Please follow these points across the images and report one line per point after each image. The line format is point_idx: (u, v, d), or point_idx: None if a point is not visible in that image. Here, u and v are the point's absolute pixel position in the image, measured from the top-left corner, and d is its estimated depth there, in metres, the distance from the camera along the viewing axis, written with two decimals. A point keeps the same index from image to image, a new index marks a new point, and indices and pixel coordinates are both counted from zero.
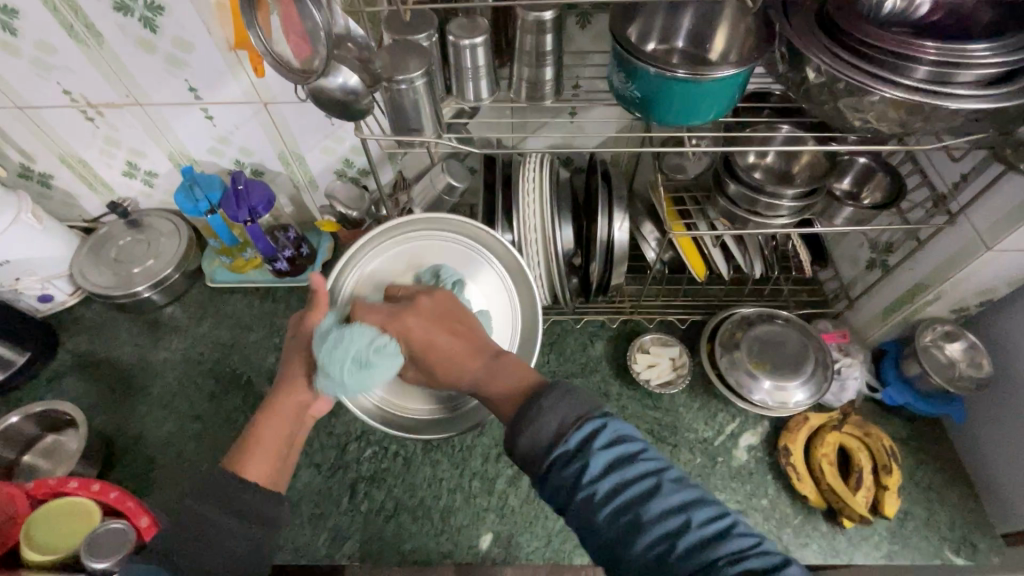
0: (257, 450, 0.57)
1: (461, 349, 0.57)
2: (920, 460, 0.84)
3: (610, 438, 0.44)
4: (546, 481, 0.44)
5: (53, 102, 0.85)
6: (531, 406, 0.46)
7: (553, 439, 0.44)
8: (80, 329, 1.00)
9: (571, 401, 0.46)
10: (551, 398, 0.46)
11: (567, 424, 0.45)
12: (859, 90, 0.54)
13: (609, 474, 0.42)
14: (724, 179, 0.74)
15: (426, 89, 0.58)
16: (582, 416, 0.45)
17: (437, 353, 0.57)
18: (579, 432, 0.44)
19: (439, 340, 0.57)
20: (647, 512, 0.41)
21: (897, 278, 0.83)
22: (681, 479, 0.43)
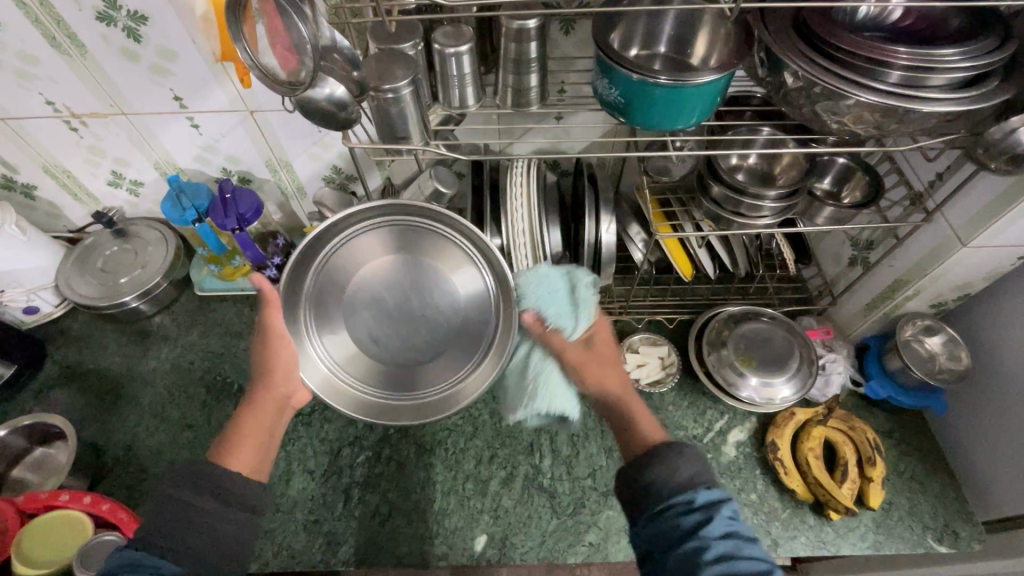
0: (237, 442, 0.61)
1: (611, 356, 0.66)
2: (903, 452, 0.87)
3: (733, 513, 0.50)
4: (657, 521, 0.51)
5: (35, 113, 0.85)
6: (667, 449, 0.54)
7: (679, 484, 0.52)
8: (67, 341, 1.00)
9: (699, 465, 0.53)
10: (680, 452, 0.54)
11: (694, 480, 0.52)
12: (835, 94, 0.55)
13: (723, 539, 0.48)
14: (707, 181, 0.76)
15: (413, 97, 0.58)
16: (709, 481, 0.52)
17: (593, 353, 0.65)
18: (707, 495, 0.51)
19: (606, 346, 0.66)
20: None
21: (877, 274, 0.85)
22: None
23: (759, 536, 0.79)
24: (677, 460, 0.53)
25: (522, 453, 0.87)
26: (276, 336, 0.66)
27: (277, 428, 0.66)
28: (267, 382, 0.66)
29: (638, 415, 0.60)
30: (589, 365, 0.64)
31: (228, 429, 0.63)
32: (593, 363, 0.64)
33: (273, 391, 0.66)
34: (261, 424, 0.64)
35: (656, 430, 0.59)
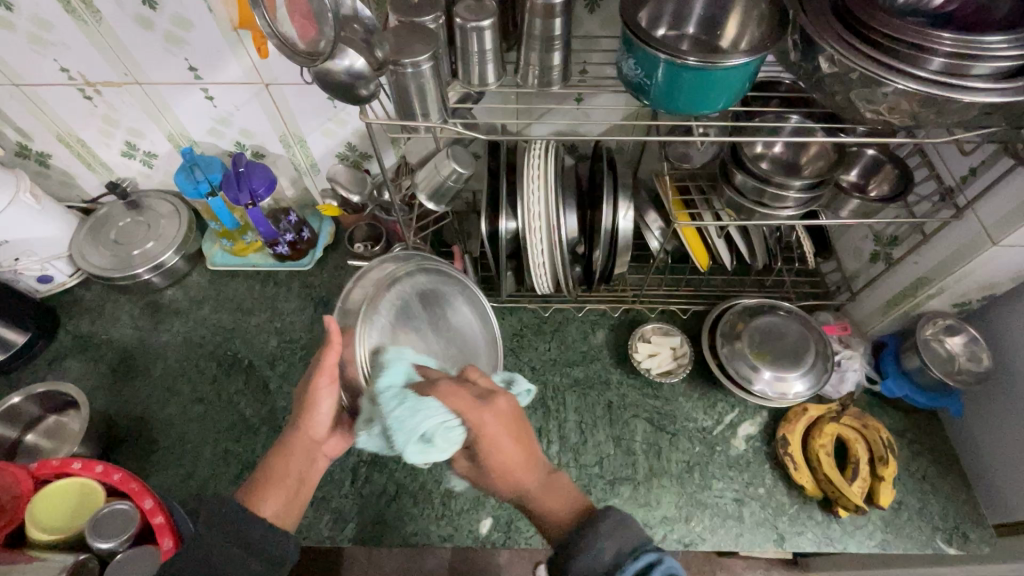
0: (268, 485, 0.61)
1: (515, 455, 0.52)
2: (916, 452, 0.85)
3: (665, 572, 0.46)
4: None
5: (50, 80, 0.84)
6: (589, 528, 0.50)
7: (608, 567, 0.48)
8: (81, 311, 1.00)
9: (626, 531, 0.49)
10: (603, 530, 0.50)
11: (623, 554, 0.48)
12: (873, 81, 0.53)
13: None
14: (731, 169, 0.74)
15: (433, 74, 0.57)
16: (636, 546, 0.48)
17: (488, 469, 0.52)
18: (635, 564, 0.47)
19: (508, 453, 0.52)
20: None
21: (899, 271, 0.83)
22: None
23: (766, 530, 0.79)
24: (600, 537, 0.49)
25: None
26: (325, 377, 0.62)
27: (312, 472, 0.65)
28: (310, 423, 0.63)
29: (552, 505, 0.54)
30: (492, 478, 0.53)
31: (261, 470, 0.62)
32: (496, 473, 0.53)
33: (310, 434, 0.64)
34: (291, 471, 0.62)
35: (580, 504, 0.54)
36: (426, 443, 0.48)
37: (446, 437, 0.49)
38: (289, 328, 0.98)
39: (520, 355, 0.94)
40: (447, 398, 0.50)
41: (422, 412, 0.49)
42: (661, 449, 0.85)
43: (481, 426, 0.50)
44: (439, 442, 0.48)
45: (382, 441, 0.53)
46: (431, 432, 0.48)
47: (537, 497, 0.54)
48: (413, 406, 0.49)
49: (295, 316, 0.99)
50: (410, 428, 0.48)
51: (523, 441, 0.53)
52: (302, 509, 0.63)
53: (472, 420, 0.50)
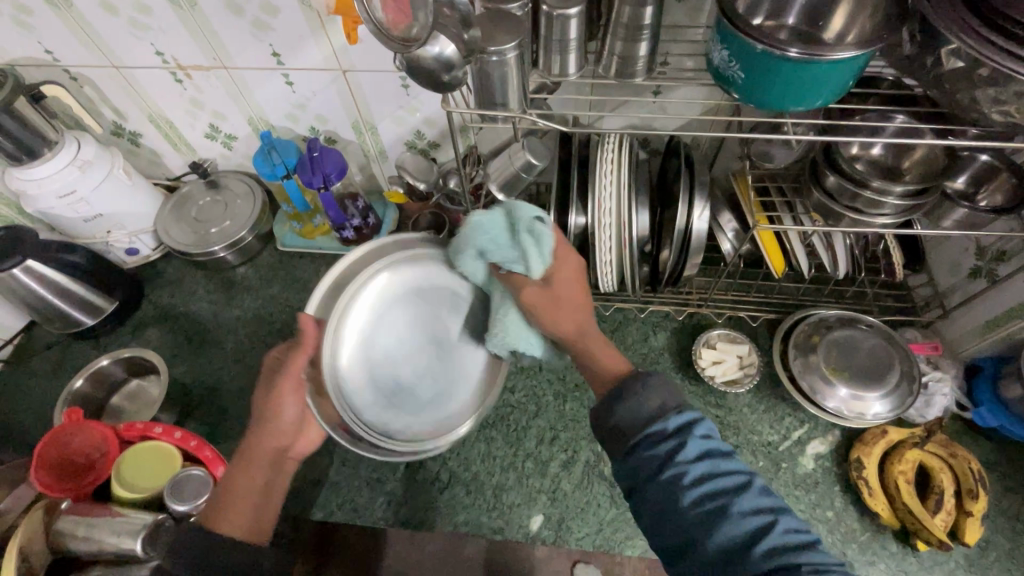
0: (229, 507, 0.58)
1: (579, 297, 0.64)
2: (1009, 488, 0.78)
3: (705, 431, 0.50)
4: (634, 455, 0.50)
5: (146, 63, 0.88)
6: (634, 382, 0.53)
7: (648, 417, 0.51)
8: (162, 283, 1.06)
9: (668, 389, 0.52)
10: (650, 384, 0.53)
11: (667, 405, 0.52)
12: (1005, 77, 0.48)
13: (700, 461, 0.48)
14: (822, 170, 0.69)
15: (517, 62, 0.56)
16: (679, 405, 0.52)
17: (564, 296, 0.63)
18: (680, 418, 0.51)
19: (574, 291, 0.64)
20: (733, 506, 0.45)
21: (1009, 289, 0.76)
22: (767, 489, 0.47)
23: (833, 555, 0.74)
24: (648, 390, 0.52)
25: (585, 438, 0.85)
26: (291, 382, 0.63)
27: (278, 485, 0.63)
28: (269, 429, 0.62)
29: (602, 357, 0.60)
30: (561, 309, 0.62)
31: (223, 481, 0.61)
32: (563, 307, 0.62)
33: (276, 440, 0.63)
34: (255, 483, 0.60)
35: (625, 364, 0.59)
36: (526, 233, 0.63)
37: (535, 237, 0.63)
38: None
39: None
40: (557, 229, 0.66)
41: (528, 211, 0.65)
42: None
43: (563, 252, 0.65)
44: (541, 238, 0.63)
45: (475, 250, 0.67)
46: (528, 225, 0.64)
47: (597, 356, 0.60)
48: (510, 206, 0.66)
49: None
50: (514, 215, 0.65)
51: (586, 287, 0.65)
52: (273, 520, 0.61)
53: (560, 252, 0.65)
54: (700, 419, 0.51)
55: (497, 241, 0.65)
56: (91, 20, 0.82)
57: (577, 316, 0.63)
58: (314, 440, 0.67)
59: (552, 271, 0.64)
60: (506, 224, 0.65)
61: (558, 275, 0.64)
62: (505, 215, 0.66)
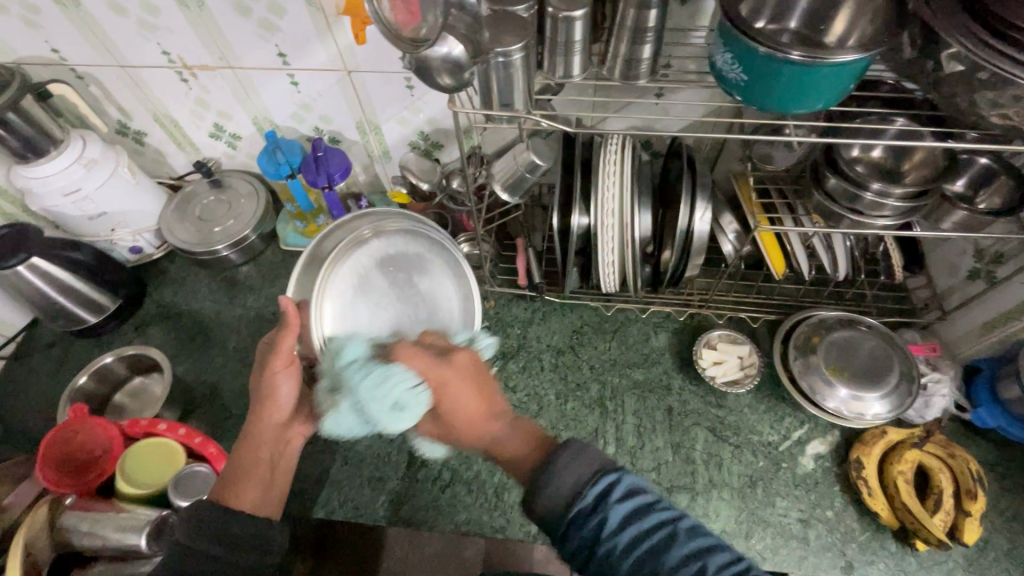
0: (240, 481, 0.61)
1: (476, 405, 0.57)
2: (1007, 489, 0.78)
3: (625, 490, 0.47)
4: (567, 540, 0.46)
5: (152, 62, 0.89)
6: (548, 462, 0.49)
7: (569, 495, 0.47)
8: (165, 281, 1.06)
9: (580, 460, 0.48)
10: (562, 461, 0.48)
11: (581, 480, 0.47)
12: (1004, 81, 0.48)
13: (626, 527, 0.45)
14: (823, 172, 0.70)
15: (523, 63, 0.57)
16: (593, 472, 0.47)
17: (459, 419, 0.58)
18: (597, 485, 0.46)
19: (469, 402, 0.57)
20: (666, 559, 0.43)
21: (1003, 292, 0.77)
22: (695, 529, 0.45)
23: (832, 555, 0.75)
24: (560, 468, 0.48)
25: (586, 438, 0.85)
26: (280, 360, 0.62)
27: (284, 460, 0.65)
28: (270, 407, 0.64)
29: (514, 449, 0.54)
30: (460, 426, 0.58)
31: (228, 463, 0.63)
32: (463, 421, 0.57)
33: (277, 417, 0.65)
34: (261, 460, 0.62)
35: (537, 441, 0.54)
36: (396, 409, 0.56)
37: (415, 401, 0.56)
38: None
39: (579, 352, 0.93)
40: (406, 361, 0.58)
41: (391, 375, 0.56)
42: (723, 460, 0.82)
43: (410, 355, 0.58)
44: (409, 404, 0.55)
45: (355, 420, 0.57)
46: (402, 399, 0.56)
47: (501, 442, 0.55)
48: (380, 372, 0.57)
49: None
50: (380, 397, 0.55)
51: (485, 378, 0.60)
52: (280, 498, 0.63)
53: (437, 372, 0.58)
54: (619, 474, 0.47)
55: (393, 409, 0.56)
56: (99, 20, 0.83)
57: (479, 417, 0.57)
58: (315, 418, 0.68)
59: (439, 401, 0.58)
60: (360, 399, 0.56)
61: (450, 399, 0.57)
62: (353, 360, 0.60)
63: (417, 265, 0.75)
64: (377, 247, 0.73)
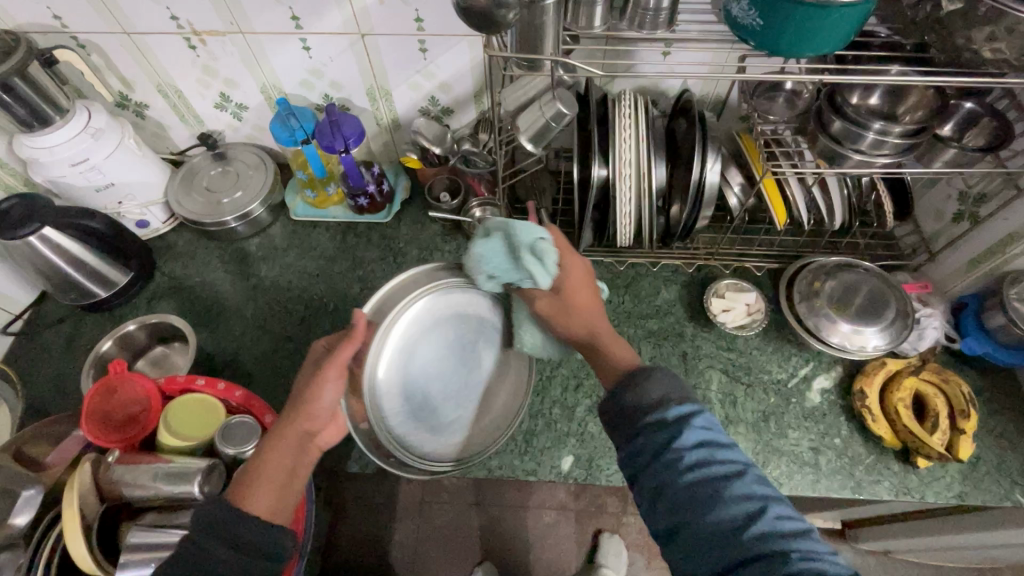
0: (259, 483, 0.57)
1: (587, 297, 0.68)
2: (994, 410, 0.86)
3: (705, 423, 0.54)
4: (637, 441, 0.54)
5: (160, 28, 0.88)
6: (641, 375, 0.57)
7: (651, 406, 0.55)
8: (174, 256, 1.05)
9: (673, 385, 0.56)
10: (655, 377, 0.57)
11: (668, 398, 0.55)
12: (998, 13, 0.54)
13: (698, 449, 0.52)
14: (827, 116, 0.74)
15: (555, 8, 0.60)
16: (681, 398, 0.55)
17: (570, 303, 0.67)
18: (682, 407, 0.54)
19: (585, 291, 0.68)
20: (728, 491, 0.49)
21: (985, 230, 0.84)
22: (760, 478, 0.51)
23: (843, 478, 0.80)
24: (653, 385, 0.56)
25: None
26: (333, 369, 0.61)
27: (303, 469, 0.61)
28: (300, 409, 0.61)
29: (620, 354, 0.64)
30: (571, 314, 0.67)
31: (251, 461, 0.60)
32: (575, 305, 0.67)
33: (308, 421, 0.61)
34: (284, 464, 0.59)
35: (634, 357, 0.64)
36: (535, 257, 0.65)
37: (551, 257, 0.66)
38: (371, 276, 1.02)
39: None
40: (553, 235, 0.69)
41: (538, 230, 0.67)
42: (737, 398, 0.87)
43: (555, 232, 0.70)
44: (546, 259, 0.65)
45: (500, 251, 0.68)
46: (540, 248, 0.66)
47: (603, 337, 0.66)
48: (529, 224, 0.67)
49: (376, 264, 1.03)
50: (533, 235, 0.67)
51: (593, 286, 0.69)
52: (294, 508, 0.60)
53: (567, 258, 0.68)
54: (704, 406, 0.55)
55: (534, 255, 0.66)
56: None
57: (591, 314, 0.67)
58: (337, 433, 0.64)
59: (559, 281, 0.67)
60: (514, 238, 0.67)
61: (570, 274, 0.67)
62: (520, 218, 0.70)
63: (443, 324, 0.70)
64: (407, 329, 0.67)
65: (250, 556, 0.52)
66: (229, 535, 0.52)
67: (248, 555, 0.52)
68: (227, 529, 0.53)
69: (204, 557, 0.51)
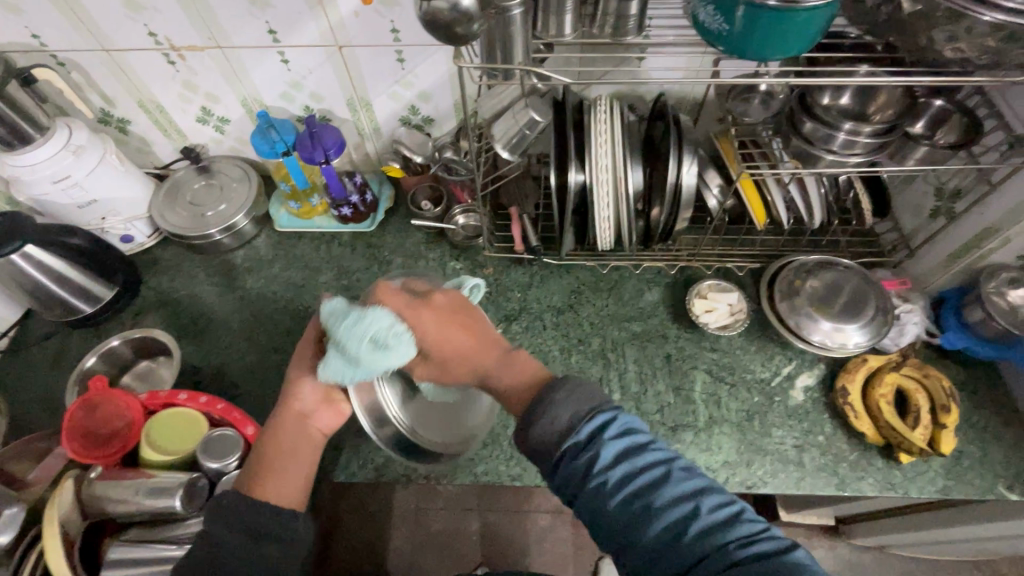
0: (265, 474, 0.60)
1: (463, 339, 0.62)
2: (977, 404, 0.86)
3: (618, 430, 0.51)
4: (560, 469, 0.51)
5: (139, 44, 0.88)
6: (544, 400, 0.53)
7: (564, 430, 0.52)
8: (159, 270, 1.06)
9: (582, 395, 0.53)
10: (560, 398, 0.53)
11: (580, 413, 0.52)
12: (957, 14, 0.55)
13: (619, 463, 0.49)
14: (799, 118, 0.75)
15: (522, 18, 0.61)
16: (593, 409, 0.52)
17: (445, 357, 0.61)
18: (592, 421, 0.51)
19: (455, 336, 0.62)
20: (657, 498, 0.47)
21: (962, 224, 0.84)
22: (686, 469, 0.50)
23: (827, 475, 0.81)
24: (557, 406, 0.52)
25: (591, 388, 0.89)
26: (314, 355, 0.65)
27: (306, 454, 0.63)
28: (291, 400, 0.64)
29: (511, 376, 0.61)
30: (448, 367, 0.62)
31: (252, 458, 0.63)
32: (449, 356, 0.62)
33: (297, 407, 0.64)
34: (285, 451, 0.62)
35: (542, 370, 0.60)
36: (378, 347, 0.56)
37: (398, 339, 0.57)
38: (356, 285, 1.02)
39: (579, 311, 0.97)
40: (383, 299, 0.61)
41: (368, 321, 0.57)
42: (721, 398, 0.87)
43: (387, 294, 0.61)
44: (389, 349, 0.57)
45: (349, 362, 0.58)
46: (380, 337, 0.56)
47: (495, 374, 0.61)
48: (358, 316, 0.57)
49: (361, 274, 1.04)
50: (361, 336, 0.56)
51: (462, 320, 0.63)
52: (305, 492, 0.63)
53: (411, 317, 0.60)
54: (617, 408, 0.53)
55: (376, 346, 0.56)
56: (83, 2, 0.82)
57: (472, 352, 0.62)
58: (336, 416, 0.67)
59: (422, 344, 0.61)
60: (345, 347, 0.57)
61: (430, 334, 0.60)
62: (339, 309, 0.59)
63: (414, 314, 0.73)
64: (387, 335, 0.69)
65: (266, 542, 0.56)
66: (243, 524, 0.56)
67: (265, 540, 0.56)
68: (243, 524, 0.56)
69: (225, 548, 0.55)
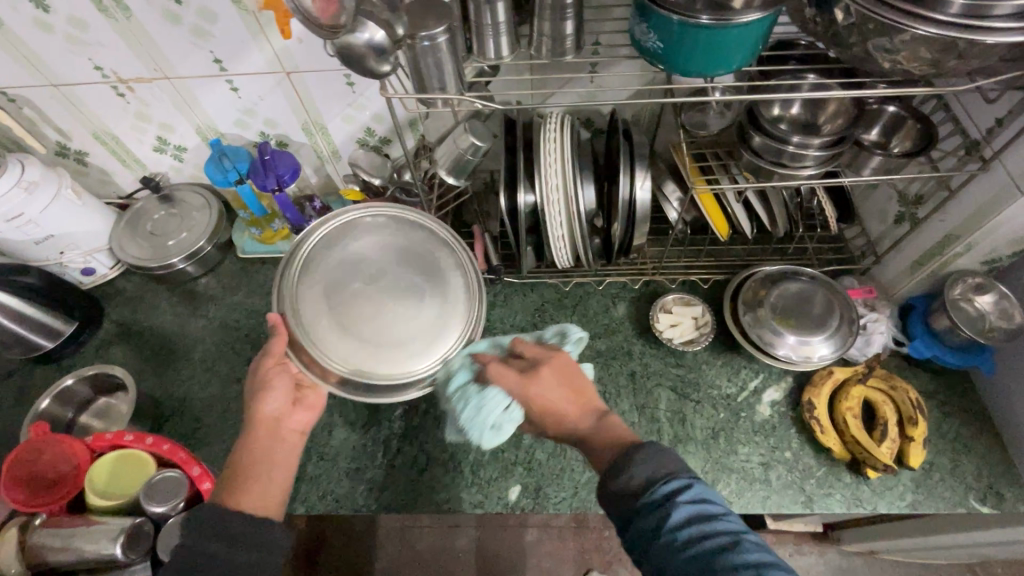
0: (242, 478, 0.61)
1: (569, 396, 0.63)
2: (947, 413, 0.84)
3: (694, 496, 0.49)
4: (632, 523, 0.49)
5: (86, 78, 0.88)
6: (625, 457, 0.53)
7: (638, 489, 0.51)
8: (122, 301, 1.05)
9: (659, 458, 0.52)
10: (640, 456, 0.52)
11: (655, 476, 0.51)
12: (889, 28, 0.53)
13: (690, 524, 0.47)
14: (748, 131, 0.73)
15: (449, 47, 0.60)
16: (671, 471, 0.51)
17: (557, 418, 0.62)
18: (668, 484, 0.50)
19: (561, 395, 0.63)
20: (722, 560, 0.44)
21: (924, 231, 0.82)
22: (758, 543, 0.46)
23: (794, 493, 0.79)
24: (636, 465, 0.51)
25: None
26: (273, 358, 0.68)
27: (280, 456, 0.64)
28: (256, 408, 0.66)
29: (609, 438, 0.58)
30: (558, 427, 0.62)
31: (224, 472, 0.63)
32: (550, 416, 0.62)
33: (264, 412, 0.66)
34: (259, 454, 0.63)
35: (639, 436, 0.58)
36: (496, 429, 0.65)
37: (510, 418, 0.64)
38: None
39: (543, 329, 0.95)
40: (500, 371, 0.65)
41: (484, 410, 0.64)
42: (686, 415, 0.86)
43: (498, 374, 0.65)
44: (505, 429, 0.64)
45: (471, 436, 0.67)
46: (496, 421, 0.64)
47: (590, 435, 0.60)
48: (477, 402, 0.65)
49: None
50: (480, 423, 0.64)
51: (581, 386, 0.64)
52: (283, 495, 0.63)
53: (527, 385, 0.63)
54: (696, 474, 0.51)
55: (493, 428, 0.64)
56: (24, 39, 0.81)
57: (579, 409, 0.62)
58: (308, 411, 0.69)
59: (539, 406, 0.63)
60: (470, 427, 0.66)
61: (534, 394, 0.63)
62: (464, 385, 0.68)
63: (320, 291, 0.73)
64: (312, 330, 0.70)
65: (243, 548, 0.55)
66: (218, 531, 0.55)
67: (244, 548, 0.55)
68: (218, 523, 0.56)
69: (201, 555, 0.53)
